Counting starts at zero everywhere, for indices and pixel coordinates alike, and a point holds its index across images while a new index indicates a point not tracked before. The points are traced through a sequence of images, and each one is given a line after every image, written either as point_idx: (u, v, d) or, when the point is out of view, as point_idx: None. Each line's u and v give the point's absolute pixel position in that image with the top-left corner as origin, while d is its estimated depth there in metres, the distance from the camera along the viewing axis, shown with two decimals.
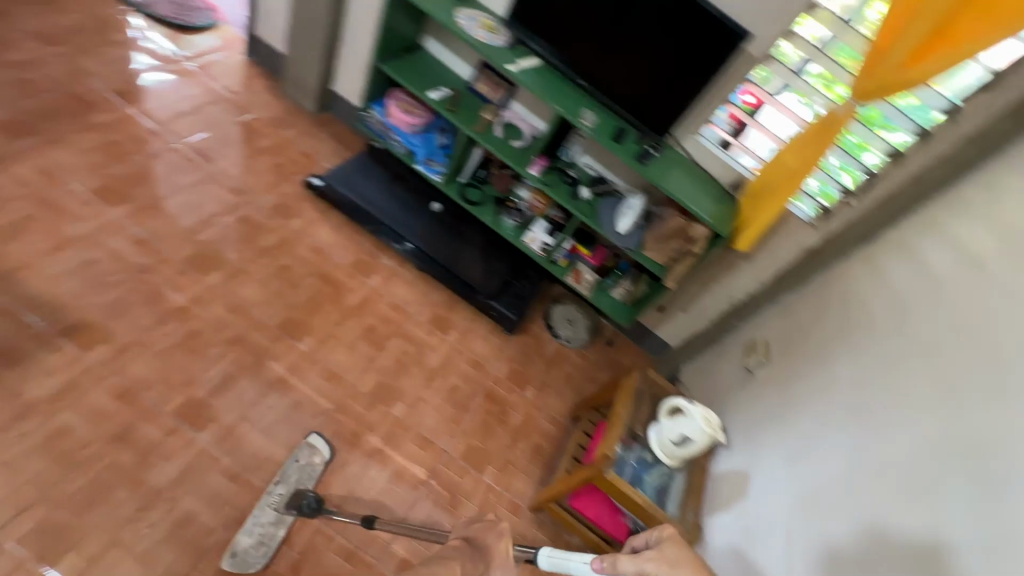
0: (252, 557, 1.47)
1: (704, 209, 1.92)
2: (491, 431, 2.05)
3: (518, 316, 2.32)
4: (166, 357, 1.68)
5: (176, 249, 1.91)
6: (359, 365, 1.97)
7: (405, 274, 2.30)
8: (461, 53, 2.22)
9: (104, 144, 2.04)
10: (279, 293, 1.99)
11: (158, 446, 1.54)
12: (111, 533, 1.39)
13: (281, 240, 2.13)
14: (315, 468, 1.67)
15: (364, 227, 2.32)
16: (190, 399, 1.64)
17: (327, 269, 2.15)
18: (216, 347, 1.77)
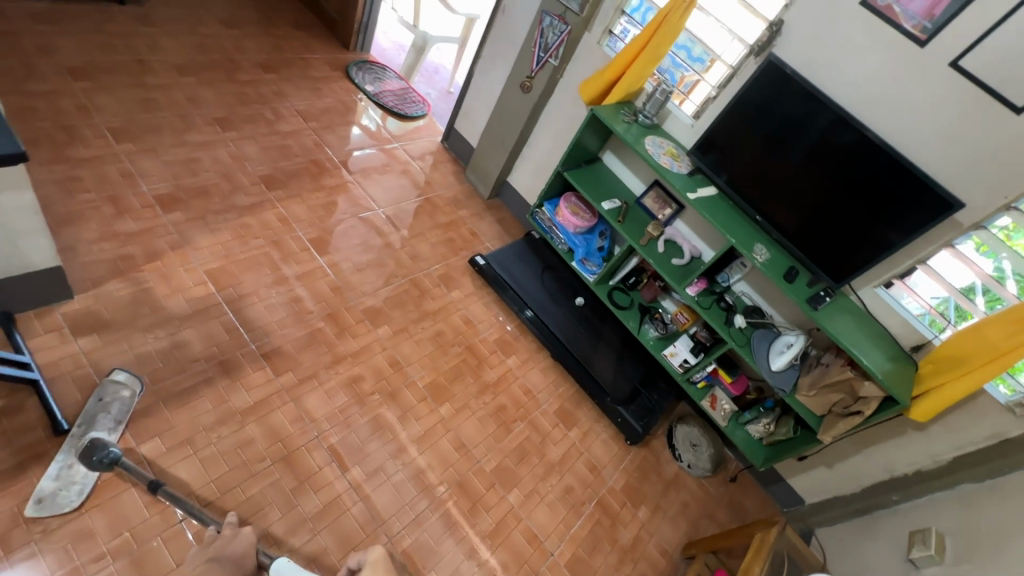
0: (61, 498, 1.42)
1: (877, 365, 1.77)
2: (599, 545, 1.96)
3: (643, 429, 2.25)
4: (333, 395, 1.91)
5: (359, 300, 2.21)
6: (485, 441, 2.04)
7: (540, 361, 2.39)
8: (636, 170, 2.39)
9: (326, 202, 2.48)
10: (430, 356, 2.18)
11: (313, 476, 1.72)
12: None
13: (441, 308, 2.36)
14: (124, 402, 1.60)
15: (512, 309, 2.48)
16: (344, 439, 1.83)
17: (474, 342, 2.31)
18: (373, 396, 1.97)
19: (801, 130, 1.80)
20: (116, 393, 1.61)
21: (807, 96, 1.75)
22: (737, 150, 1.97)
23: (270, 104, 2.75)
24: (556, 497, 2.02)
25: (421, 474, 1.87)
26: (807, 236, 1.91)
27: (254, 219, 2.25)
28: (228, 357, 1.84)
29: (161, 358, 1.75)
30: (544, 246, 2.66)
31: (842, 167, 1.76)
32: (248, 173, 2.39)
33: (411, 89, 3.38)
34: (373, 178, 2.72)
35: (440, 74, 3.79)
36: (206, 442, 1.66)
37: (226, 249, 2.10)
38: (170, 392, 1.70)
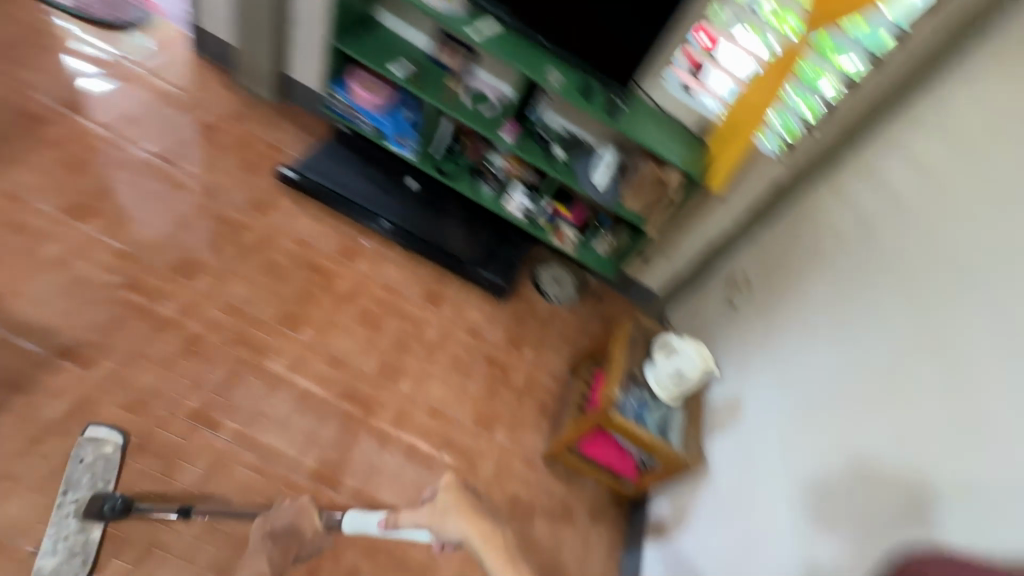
0: (65, 573, 1.39)
1: (674, 152, 1.95)
2: (496, 392, 2.07)
3: (506, 281, 2.26)
4: (170, 364, 1.72)
5: (159, 258, 1.89)
6: (360, 347, 1.99)
7: (391, 255, 2.25)
8: (418, 24, 2.20)
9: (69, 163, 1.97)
10: (268, 285, 1.99)
11: (181, 448, 1.62)
12: (150, 536, 1.49)
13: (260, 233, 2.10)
14: (111, 459, 1.52)
15: (338, 211, 2.25)
16: (201, 401, 1.69)
17: (310, 257, 2.12)
18: (219, 349, 1.80)
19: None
20: (98, 450, 1.52)
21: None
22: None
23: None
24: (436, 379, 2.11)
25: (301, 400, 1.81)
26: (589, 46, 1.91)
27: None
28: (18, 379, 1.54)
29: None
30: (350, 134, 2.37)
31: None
32: None
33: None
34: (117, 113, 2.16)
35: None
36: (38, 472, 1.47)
37: None
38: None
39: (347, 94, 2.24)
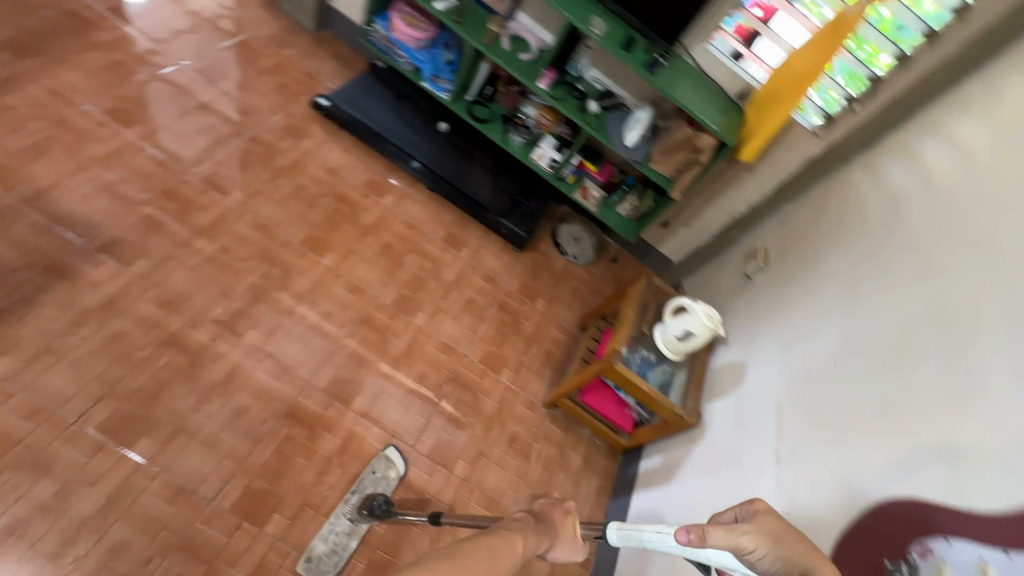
0: (324, 562, 1.29)
1: (714, 117, 1.70)
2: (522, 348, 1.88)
3: (528, 234, 2.08)
4: (352, 251, 1.79)
5: (354, 174, 1.96)
6: (466, 336, 1.82)
7: (496, 244, 2.09)
8: (545, 21, 1.87)
9: (106, 66, 1.74)
10: (385, 274, 1.80)
11: (276, 324, 1.54)
12: (178, 420, 1.31)
13: (385, 238, 1.88)
14: (389, 483, 1.45)
15: (507, 234, 2.10)
16: (311, 303, 1.62)
17: (495, 290, 1.99)
18: (380, 288, 1.76)
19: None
20: (386, 471, 1.46)
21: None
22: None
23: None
24: (548, 401, 1.77)
25: (388, 402, 1.58)
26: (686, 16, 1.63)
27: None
28: (112, 252, 1.43)
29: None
30: (455, 138, 2.12)
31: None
32: None
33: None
34: (178, 49, 1.92)
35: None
36: (118, 317, 1.36)
37: None
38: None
39: (534, 151, 2.03)
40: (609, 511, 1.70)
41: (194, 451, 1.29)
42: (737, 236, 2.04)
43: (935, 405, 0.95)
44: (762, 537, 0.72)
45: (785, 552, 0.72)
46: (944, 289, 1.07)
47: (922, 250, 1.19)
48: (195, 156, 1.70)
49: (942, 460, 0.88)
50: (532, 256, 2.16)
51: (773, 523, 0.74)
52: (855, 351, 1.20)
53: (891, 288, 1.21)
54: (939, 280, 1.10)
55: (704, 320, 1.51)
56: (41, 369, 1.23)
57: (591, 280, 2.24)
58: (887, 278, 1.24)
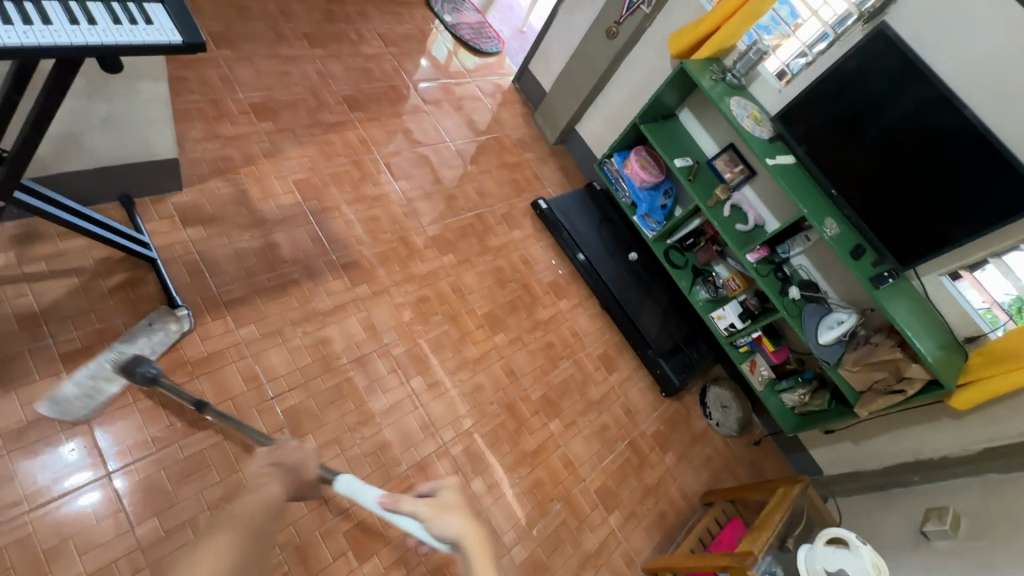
0: (74, 406, 1.19)
1: (931, 350, 1.58)
2: (626, 479, 1.83)
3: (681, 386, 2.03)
4: (519, 338, 1.92)
5: (544, 272, 2.15)
6: (590, 460, 1.80)
7: (643, 380, 2.09)
8: (770, 200, 1.97)
9: (400, 129, 2.18)
10: (539, 370, 1.89)
11: (438, 379, 1.69)
12: (338, 433, 1.46)
13: (550, 337, 1.99)
14: (167, 336, 1.35)
15: (659, 376, 2.08)
16: (470, 371, 1.75)
17: (630, 426, 1.96)
18: (529, 381, 1.84)
19: (879, 109, 1.61)
20: (165, 324, 1.36)
21: (853, 50, 1.62)
22: (838, 156, 1.73)
23: (353, 22, 2.38)
24: (649, 567, 1.63)
25: (500, 493, 1.60)
26: (927, 242, 1.61)
27: (295, 67, 2.07)
28: (349, 271, 1.72)
29: (229, 198, 1.65)
30: (640, 269, 2.22)
31: (915, 145, 1.57)
32: (293, 29, 2.18)
33: (489, 26, 2.91)
34: (449, 128, 2.33)
35: (514, 9, 3.21)
36: (332, 325, 1.60)
37: (273, 77, 2.00)
38: (216, 196, 1.63)
39: (716, 310, 2.07)
40: None
41: (338, 464, 1.42)
42: (918, 482, 1.77)
43: None
44: (436, 506, 0.94)
45: (452, 519, 0.92)
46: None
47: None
48: (432, 217, 2.01)
49: None
50: (676, 406, 2.11)
51: (449, 496, 0.96)
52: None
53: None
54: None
55: (868, 567, 1.34)
56: (268, 345, 1.48)
57: (729, 455, 2.09)
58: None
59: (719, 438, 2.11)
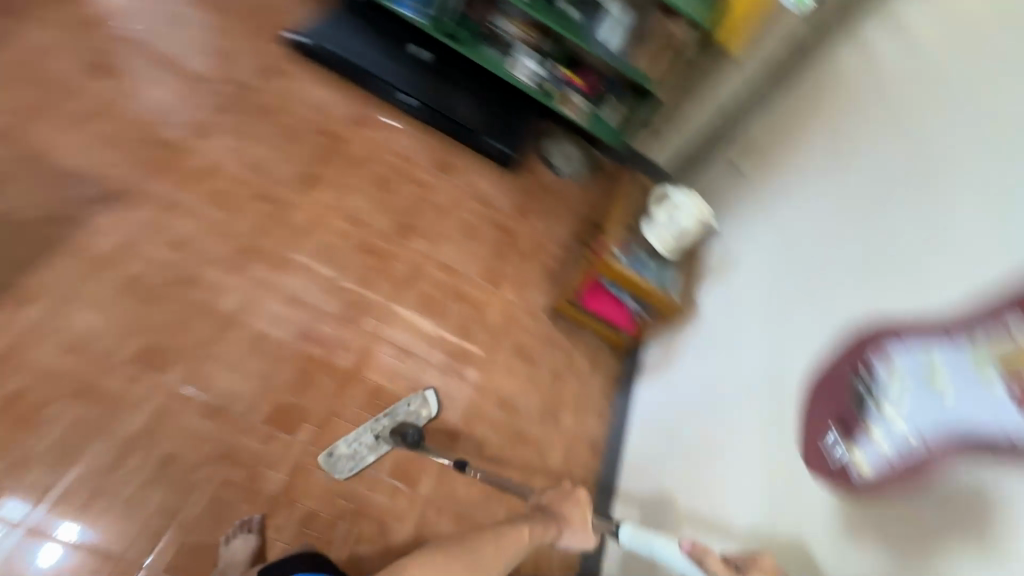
0: (341, 464, 1.37)
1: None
2: (504, 254, 1.95)
3: (512, 151, 2.07)
4: (344, 183, 1.83)
5: (339, 109, 1.97)
6: (464, 255, 1.88)
7: (484, 166, 2.11)
8: None
9: (85, 23, 1.77)
10: (381, 203, 1.85)
11: (282, 255, 1.62)
12: (205, 348, 1.42)
13: (377, 168, 1.91)
14: (415, 415, 1.50)
15: (492, 152, 2.09)
16: (310, 234, 1.69)
17: (490, 211, 2.02)
18: (374, 216, 1.81)
19: None
20: (419, 407, 1.51)
21: None
22: None
23: None
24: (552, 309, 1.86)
25: (396, 321, 1.66)
26: None
27: None
28: (120, 201, 1.52)
29: None
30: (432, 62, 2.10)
31: None
32: None
33: None
34: None
35: None
36: (131, 260, 1.47)
37: None
38: None
39: (512, 62, 2.01)
40: (615, 407, 1.79)
41: (225, 373, 1.40)
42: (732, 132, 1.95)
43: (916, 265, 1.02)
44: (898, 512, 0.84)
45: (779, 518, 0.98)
46: (939, 259, 0.98)
47: (968, 177, 0.98)
48: (182, 105, 1.74)
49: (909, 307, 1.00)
50: (527, 176, 2.17)
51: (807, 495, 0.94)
52: (830, 300, 1.18)
53: (888, 240, 1.09)
54: (939, 244, 0.99)
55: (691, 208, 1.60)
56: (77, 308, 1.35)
57: (588, 195, 2.23)
58: (884, 221, 1.12)
59: (575, 185, 2.24)
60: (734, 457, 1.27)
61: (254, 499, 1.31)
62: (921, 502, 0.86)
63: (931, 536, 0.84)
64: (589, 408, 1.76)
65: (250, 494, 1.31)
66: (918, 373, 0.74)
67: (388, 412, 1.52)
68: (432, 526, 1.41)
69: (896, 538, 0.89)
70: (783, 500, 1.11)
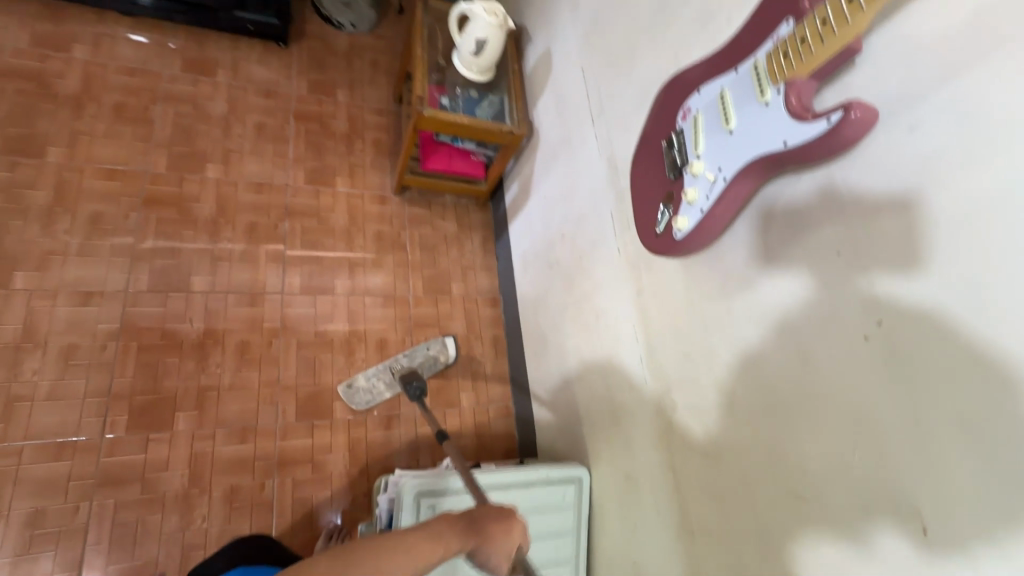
0: (358, 396, 1.42)
1: None
2: (321, 145, 1.69)
3: (280, 20, 1.67)
4: (77, 133, 1.43)
5: (16, 38, 1.47)
6: (274, 164, 1.61)
7: (249, 50, 1.73)
8: None
9: None
10: (139, 140, 1.49)
11: (40, 250, 1.30)
12: (8, 390, 1.18)
13: (113, 99, 1.51)
14: (430, 362, 1.51)
15: (252, 30, 1.70)
16: (64, 211, 1.35)
17: (282, 102, 1.70)
18: (137, 160, 1.46)
19: None
20: (436, 352, 1.52)
21: None
22: None
23: None
24: (397, 188, 1.68)
25: (229, 266, 1.44)
26: None
27: None
28: None
29: None
30: None
31: None
32: None
33: None
34: None
35: None
36: None
37: None
38: None
39: None
40: (499, 255, 1.75)
41: (50, 404, 1.19)
42: None
43: None
44: None
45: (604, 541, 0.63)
46: None
47: None
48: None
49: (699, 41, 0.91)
50: (307, 45, 1.82)
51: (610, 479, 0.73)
52: (635, 64, 1.08)
53: None
54: None
55: (489, 19, 1.39)
56: None
57: (387, 43, 1.93)
58: None
59: (368, 37, 1.92)
60: (610, 278, 1.15)
61: (161, 506, 1.19)
62: (773, 253, 0.78)
63: (793, 281, 0.75)
64: (473, 267, 1.72)
65: (153, 504, 1.19)
66: (714, 113, 0.72)
67: (266, 360, 1.39)
68: (366, 437, 1.40)
69: (776, 304, 0.78)
70: (644, 300, 1.04)
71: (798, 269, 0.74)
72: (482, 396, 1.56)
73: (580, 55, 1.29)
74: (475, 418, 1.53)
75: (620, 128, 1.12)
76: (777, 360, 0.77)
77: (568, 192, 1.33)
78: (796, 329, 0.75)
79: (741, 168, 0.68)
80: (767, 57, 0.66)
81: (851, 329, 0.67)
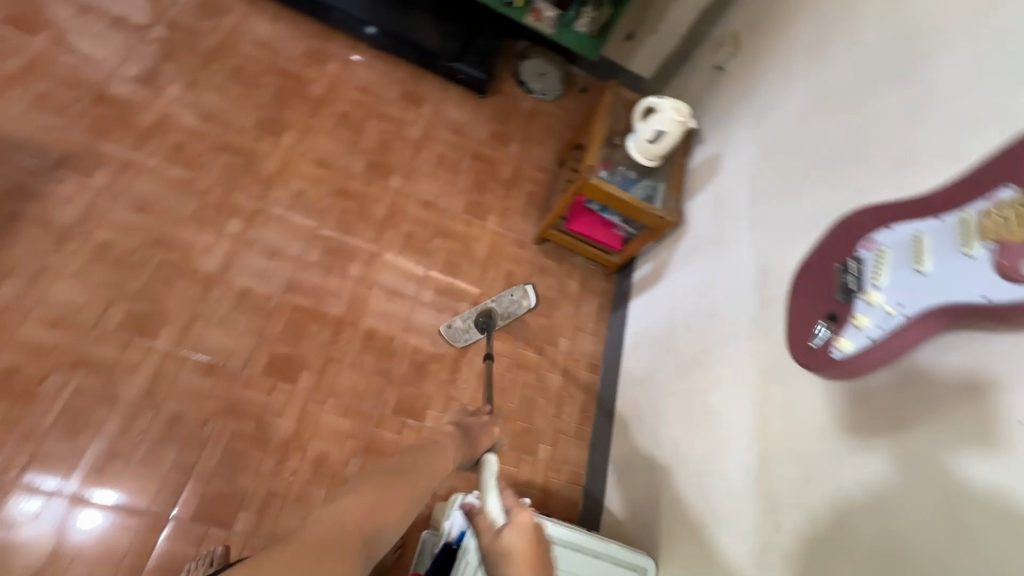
0: (458, 334, 1.60)
1: None
2: (484, 184, 1.90)
3: (485, 75, 1.96)
4: (307, 126, 1.75)
5: (291, 47, 1.86)
6: (443, 189, 1.83)
7: (452, 94, 2.02)
8: None
9: None
10: (349, 143, 1.78)
11: (252, 207, 1.57)
12: (192, 309, 1.41)
13: (341, 107, 1.83)
14: (513, 302, 1.68)
15: (461, 79, 2.00)
16: (278, 183, 1.63)
17: (465, 140, 1.95)
18: (342, 158, 1.75)
19: None
20: (519, 297, 1.70)
21: None
22: None
23: None
24: (538, 237, 1.81)
25: (381, 262, 1.64)
26: None
27: None
28: (74, 167, 1.46)
29: None
30: None
31: None
32: None
33: None
34: None
35: None
36: (98, 227, 1.42)
37: None
38: None
39: None
40: (612, 326, 1.79)
41: (215, 331, 1.41)
42: (711, 26, 1.89)
43: (897, 133, 0.97)
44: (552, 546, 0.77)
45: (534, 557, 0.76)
46: (923, 120, 0.92)
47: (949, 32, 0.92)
48: (120, 58, 1.64)
49: (892, 181, 0.95)
50: (498, 100, 2.08)
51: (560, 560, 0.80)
52: (813, 184, 1.13)
53: (875, 111, 1.03)
54: (923, 104, 0.93)
55: (673, 115, 1.52)
56: (50, 283, 1.33)
57: (565, 114, 2.15)
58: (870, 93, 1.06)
59: (551, 105, 2.15)
60: (730, 378, 1.15)
61: (264, 448, 1.33)
62: (935, 404, 0.75)
63: (952, 440, 0.72)
64: (584, 330, 1.77)
65: (259, 444, 1.33)
66: (904, 251, 0.74)
67: (383, 352, 1.53)
68: None
69: (919, 459, 0.75)
70: (763, 412, 1.03)
71: (954, 430, 0.72)
72: (558, 453, 1.57)
73: (752, 163, 1.36)
74: (546, 473, 1.53)
75: (780, 238, 1.15)
76: (916, 516, 0.73)
77: (706, 283, 1.37)
78: (944, 490, 0.70)
79: (928, 310, 0.70)
80: (980, 213, 0.67)
81: (1016, 511, 0.62)
